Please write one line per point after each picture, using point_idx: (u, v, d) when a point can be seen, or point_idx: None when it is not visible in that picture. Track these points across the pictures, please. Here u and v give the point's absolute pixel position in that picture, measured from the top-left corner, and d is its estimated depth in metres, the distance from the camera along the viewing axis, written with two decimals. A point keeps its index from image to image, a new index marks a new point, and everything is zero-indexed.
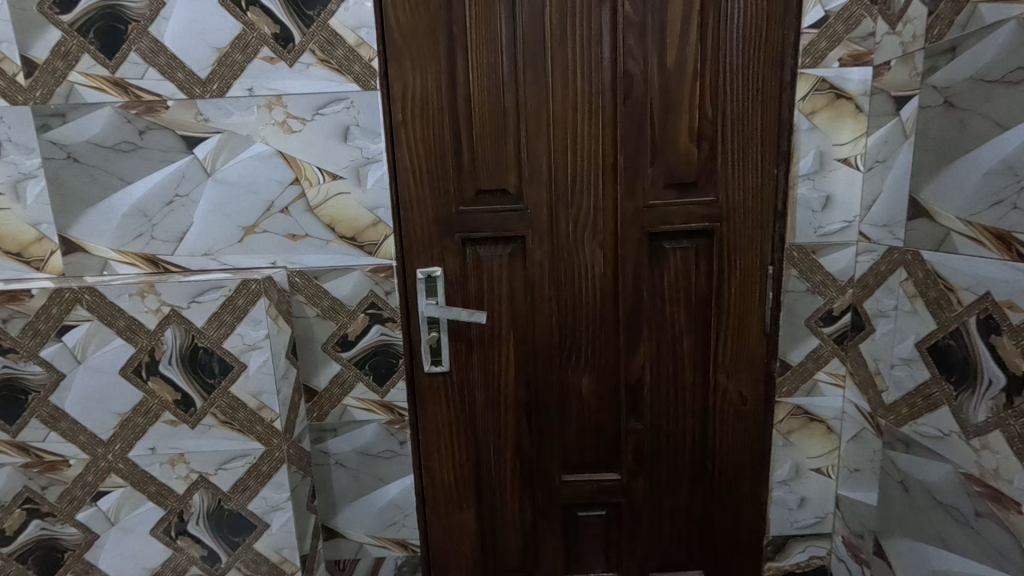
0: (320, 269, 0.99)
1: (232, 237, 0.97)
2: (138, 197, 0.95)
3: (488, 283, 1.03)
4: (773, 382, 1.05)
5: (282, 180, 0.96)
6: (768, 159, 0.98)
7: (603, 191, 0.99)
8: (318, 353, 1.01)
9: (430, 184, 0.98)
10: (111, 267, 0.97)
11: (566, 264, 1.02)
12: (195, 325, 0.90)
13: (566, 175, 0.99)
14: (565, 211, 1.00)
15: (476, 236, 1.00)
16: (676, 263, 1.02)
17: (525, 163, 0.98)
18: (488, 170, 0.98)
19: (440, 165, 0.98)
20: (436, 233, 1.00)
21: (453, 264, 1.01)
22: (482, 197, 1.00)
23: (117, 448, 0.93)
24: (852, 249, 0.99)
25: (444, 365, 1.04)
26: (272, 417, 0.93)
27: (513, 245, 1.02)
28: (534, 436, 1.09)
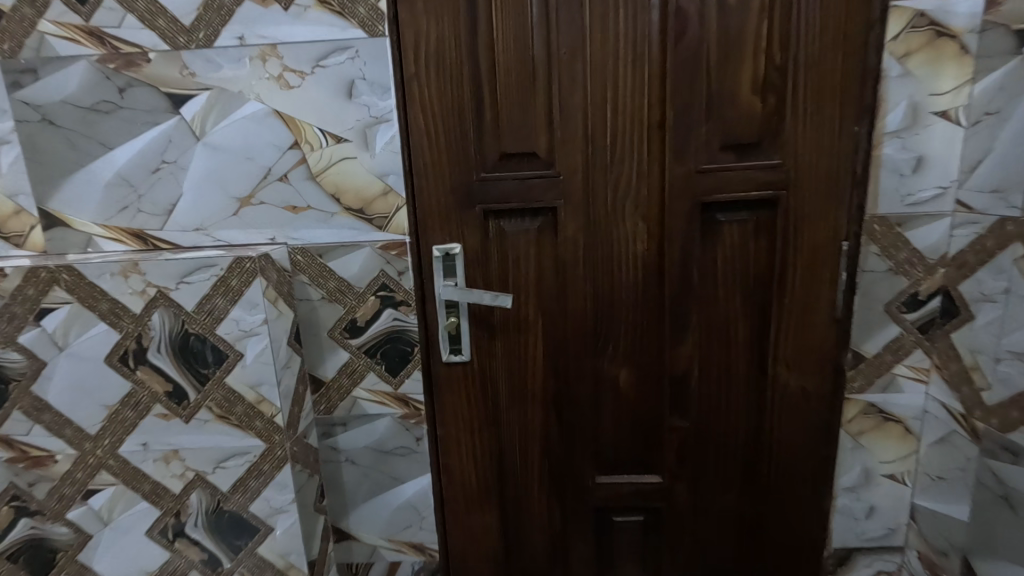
0: (324, 246, 0.87)
1: (227, 210, 0.87)
2: (121, 164, 0.85)
3: (514, 261, 0.90)
4: (840, 376, 0.91)
5: (280, 143, 0.84)
6: (848, 113, 0.82)
7: (648, 155, 0.85)
8: (324, 339, 0.91)
9: (447, 147, 0.85)
10: (96, 243, 0.87)
11: (603, 240, 0.89)
12: (185, 308, 0.80)
13: (605, 136, 0.85)
14: (603, 178, 0.86)
15: (500, 207, 0.87)
16: (733, 238, 0.87)
17: (557, 123, 0.84)
18: (514, 131, 0.85)
19: (458, 126, 0.85)
20: (454, 205, 0.87)
21: (474, 240, 0.89)
22: (506, 163, 0.86)
23: (106, 443, 0.85)
24: (947, 221, 0.83)
25: (464, 354, 0.92)
26: (273, 412, 0.84)
27: (542, 218, 0.88)
28: (564, 433, 0.97)
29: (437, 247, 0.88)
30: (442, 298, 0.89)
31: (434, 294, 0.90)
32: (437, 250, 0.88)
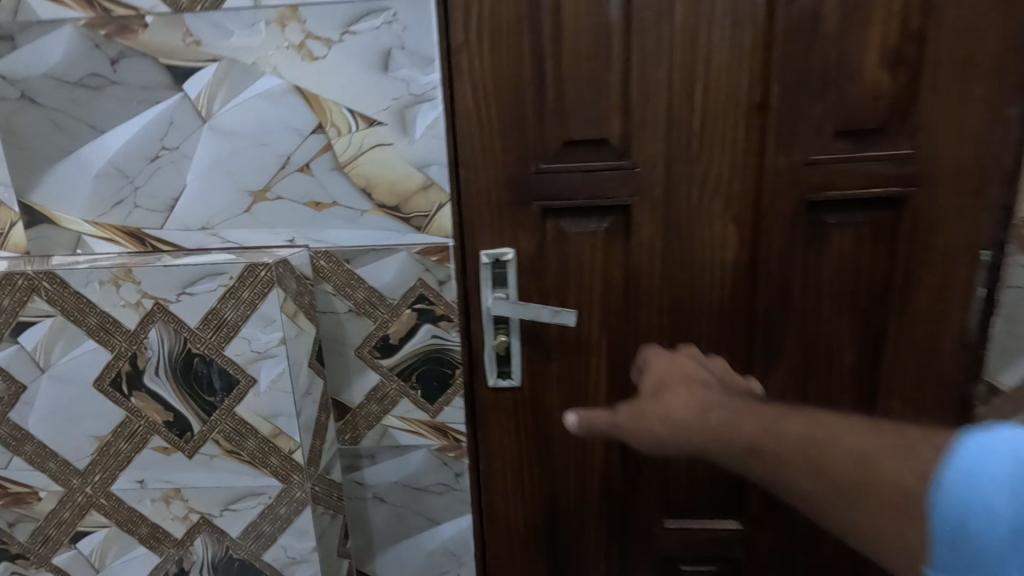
0: (352, 249, 0.74)
1: (238, 206, 0.73)
2: (114, 151, 0.71)
3: (575, 270, 0.75)
4: (968, 413, 0.76)
5: (300, 127, 0.71)
6: (999, 92, 0.66)
7: (745, 143, 0.70)
8: (351, 359, 0.77)
9: (499, 133, 0.71)
10: (86, 244, 0.74)
11: (684, 247, 0.74)
12: (187, 324, 0.66)
13: (693, 119, 0.69)
14: (687, 172, 0.71)
15: (562, 205, 0.73)
16: (845, 245, 0.72)
17: (635, 104, 0.69)
18: (582, 113, 0.70)
19: (514, 108, 0.70)
20: (506, 202, 0.73)
21: (529, 244, 0.74)
22: (571, 152, 0.72)
23: (97, 480, 0.72)
24: None
25: (514, 378, 0.78)
26: (291, 447, 0.70)
27: (612, 219, 0.74)
28: (628, 471, 0.83)
29: (484, 252, 0.74)
30: (490, 313, 0.75)
31: (480, 307, 0.76)
32: (485, 256, 0.74)
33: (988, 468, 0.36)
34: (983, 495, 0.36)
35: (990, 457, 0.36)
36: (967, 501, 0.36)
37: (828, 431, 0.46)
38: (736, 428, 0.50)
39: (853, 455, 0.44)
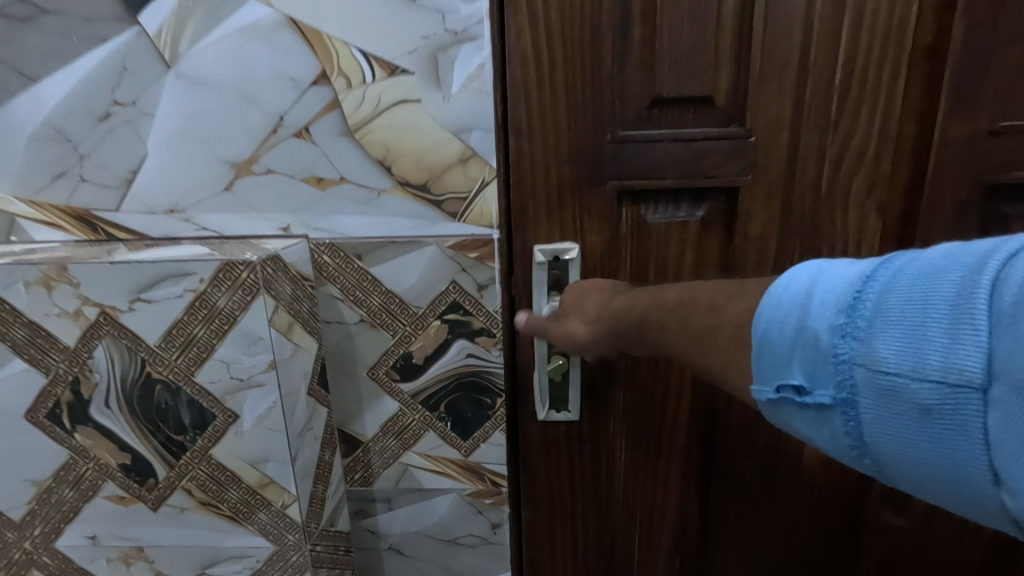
0: (366, 242, 0.56)
1: (215, 182, 0.56)
2: (50, 106, 0.53)
3: (660, 271, 0.58)
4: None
5: (296, 76, 0.52)
6: None
7: (903, 107, 0.53)
8: (362, 382, 0.60)
9: (566, 88, 0.53)
10: (19, 230, 0.57)
11: (809, 244, 0.57)
12: (145, 341, 0.49)
13: (835, 72, 0.52)
14: (821, 144, 0.54)
15: (648, 185, 0.55)
16: None
17: (756, 50, 0.51)
18: (681, 61, 0.52)
19: (587, 53, 0.52)
20: (572, 181, 0.55)
21: (599, 236, 0.57)
22: (661, 115, 0.54)
23: (37, 534, 0.56)
24: None
25: (571, 410, 0.61)
26: (285, 500, 0.54)
27: (710, 204, 0.57)
28: (710, 525, 0.66)
29: (540, 249, 0.57)
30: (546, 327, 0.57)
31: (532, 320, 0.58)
32: (541, 254, 0.57)
33: (791, 289, 0.35)
34: (771, 318, 0.35)
35: (786, 285, 0.35)
36: (767, 324, 0.35)
37: (707, 300, 0.41)
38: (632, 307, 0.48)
39: (736, 320, 0.38)
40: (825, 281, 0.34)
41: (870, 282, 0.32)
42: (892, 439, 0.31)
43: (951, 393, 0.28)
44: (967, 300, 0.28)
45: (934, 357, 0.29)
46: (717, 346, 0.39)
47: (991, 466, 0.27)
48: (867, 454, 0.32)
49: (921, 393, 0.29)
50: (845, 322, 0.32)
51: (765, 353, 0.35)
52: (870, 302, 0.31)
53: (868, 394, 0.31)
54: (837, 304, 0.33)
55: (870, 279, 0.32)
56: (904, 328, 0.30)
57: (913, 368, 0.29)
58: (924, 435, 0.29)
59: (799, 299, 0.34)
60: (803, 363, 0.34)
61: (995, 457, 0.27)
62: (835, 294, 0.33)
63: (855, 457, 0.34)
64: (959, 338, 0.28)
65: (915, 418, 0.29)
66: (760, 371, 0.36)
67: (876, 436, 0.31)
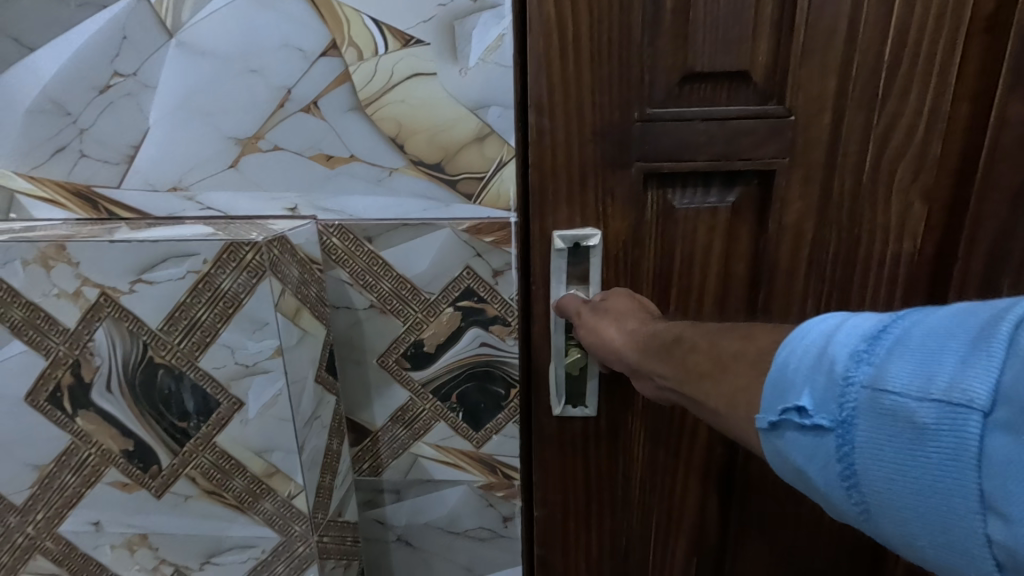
0: (377, 224, 0.54)
1: (220, 159, 0.53)
2: (49, 77, 0.51)
3: (686, 261, 0.55)
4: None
5: (305, 46, 0.49)
6: None
7: (956, 86, 0.49)
8: (371, 370, 0.58)
9: (591, 62, 0.49)
10: (19, 207, 0.55)
11: (848, 234, 0.54)
12: (147, 324, 0.47)
13: (882, 48, 0.49)
14: (865, 126, 0.51)
15: (679, 167, 0.52)
16: None
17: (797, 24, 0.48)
18: (719, 35, 0.49)
19: (615, 24, 0.49)
20: (595, 162, 0.52)
21: (623, 223, 0.54)
22: (692, 92, 0.50)
23: (40, 519, 0.55)
24: None
25: (588, 407, 0.58)
26: (291, 490, 0.52)
27: (741, 190, 0.53)
28: (729, 525, 0.64)
29: (559, 235, 0.53)
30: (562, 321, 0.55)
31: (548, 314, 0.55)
32: (560, 240, 0.53)
33: (814, 322, 0.33)
34: (790, 347, 0.33)
35: (813, 321, 0.34)
36: (788, 351, 0.33)
37: (746, 329, 0.39)
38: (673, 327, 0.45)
39: (758, 348, 0.36)
40: (852, 318, 0.32)
41: (898, 318, 0.30)
42: (882, 464, 0.28)
43: (955, 416, 0.26)
44: (993, 330, 0.26)
45: (941, 381, 0.27)
46: (732, 373, 0.37)
47: (982, 495, 0.25)
48: (856, 488, 0.30)
49: (922, 413, 0.27)
50: (862, 349, 0.30)
51: (778, 380, 0.33)
52: (893, 333, 0.30)
53: (870, 423, 0.29)
54: (860, 334, 0.31)
55: (898, 319, 0.30)
56: (919, 357, 0.28)
57: (921, 393, 0.27)
58: (917, 463, 0.27)
59: (822, 331, 0.32)
60: (807, 388, 0.31)
61: (991, 493, 0.25)
62: (859, 328, 0.31)
63: (841, 495, 0.31)
64: (972, 364, 0.26)
65: (912, 445, 0.27)
66: (766, 396, 0.33)
67: (867, 463, 0.29)
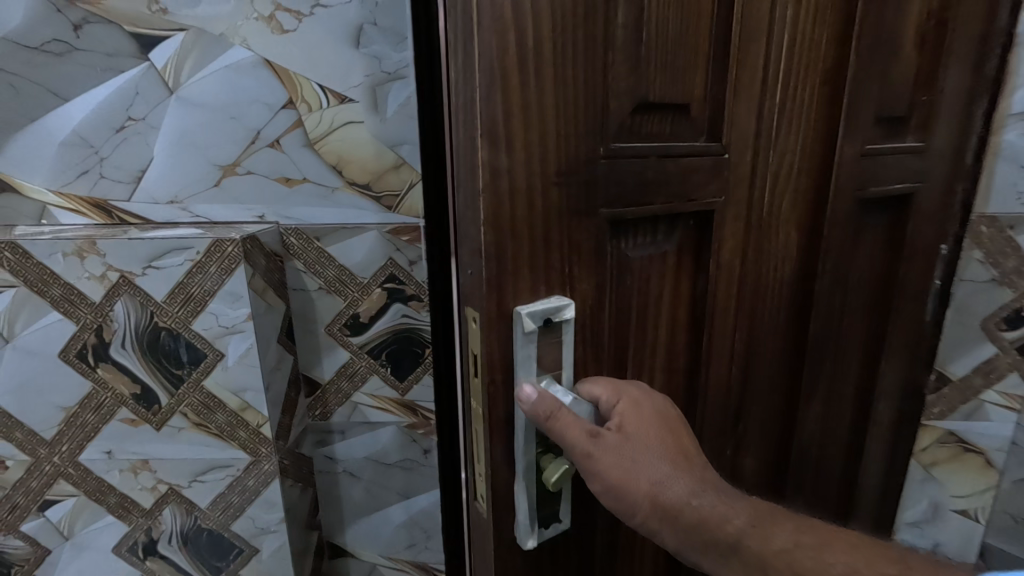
0: (323, 227, 0.74)
1: (206, 179, 0.73)
2: (78, 120, 0.69)
3: (634, 325, 0.45)
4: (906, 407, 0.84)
5: (270, 101, 0.70)
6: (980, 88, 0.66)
7: (817, 126, 0.53)
8: (321, 336, 0.78)
9: (556, 72, 0.33)
10: (50, 215, 0.73)
11: (754, 268, 0.53)
12: (153, 298, 0.66)
13: (781, 98, 0.48)
14: (766, 161, 0.50)
15: (638, 211, 0.41)
16: (868, 251, 0.64)
17: (737, 56, 0.44)
18: (671, 63, 0.40)
19: (579, 20, 0.34)
20: (561, 211, 0.36)
21: (589, 285, 0.40)
22: (645, 125, 0.40)
23: (64, 450, 0.72)
24: (983, 351, 0.76)
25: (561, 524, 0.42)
26: (259, 421, 0.71)
27: (681, 234, 0.47)
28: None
29: (527, 313, 0.36)
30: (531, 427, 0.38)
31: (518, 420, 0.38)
32: (529, 319, 0.36)
33: None
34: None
35: None
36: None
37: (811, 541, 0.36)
38: (723, 521, 0.38)
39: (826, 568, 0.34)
40: None
41: None
42: None
43: None
44: None
45: None
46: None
47: None
48: None
49: None
50: None
51: None
52: None
53: None
54: None
55: None
56: None
57: None
58: None
59: None
60: None
61: None
62: None
63: None
64: None
65: None
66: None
67: None
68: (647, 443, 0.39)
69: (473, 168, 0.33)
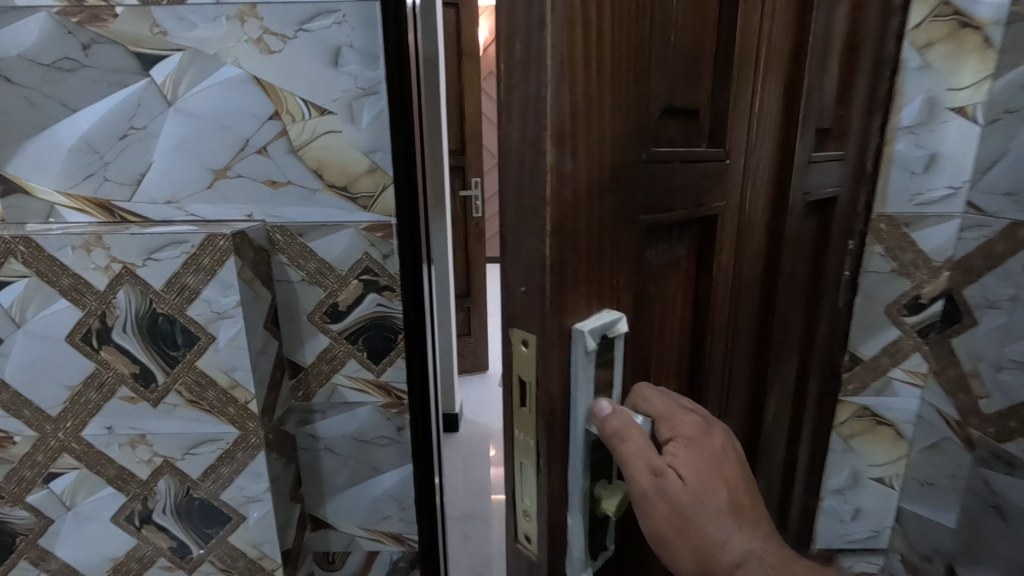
0: (306, 225, 0.83)
1: (201, 182, 0.81)
2: (86, 129, 0.78)
3: (653, 319, 0.53)
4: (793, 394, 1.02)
5: (259, 113, 0.79)
6: (875, 105, 0.77)
7: (776, 141, 0.61)
8: (303, 323, 0.87)
9: (610, 102, 0.40)
10: (57, 214, 0.81)
11: (743, 269, 0.63)
12: (152, 286, 0.74)
13: (759, 125, 0.59)
14: (749, 177, 0.60)
15: (663, 219, 0.49)
16: (806, 248, 0.74)
17: (729, 94, 0.53)
18: (680, 97, 0.49)
19: (626, 64, 0.41)
20: (609, 219, 0.42)
21: (625, 293, 0.47)
22: (666, 146, 0.48)
23: (68, 426, 0.80)
24: (886, 333, 0.88)
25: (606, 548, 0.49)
26: (247, 398, 0.80)
27: (689, 239, 0.55)
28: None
29: (588, 330, 0.42)
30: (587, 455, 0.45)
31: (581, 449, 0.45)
32: (592, 339, 0.42)
33: None
34: None
35: None
36: None
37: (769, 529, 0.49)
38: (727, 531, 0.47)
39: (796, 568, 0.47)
40: None
41: None
42: None
43: None
44: None
45: None
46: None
47: None
48: None
49: None
50: None
51: None
52: None
53: None
54: None
55: None
56: None
57: None
58: None
59: None
60: None
61: None
62: None
63: None
64: None
65: None
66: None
67: None
68: (681, 458, 0.47)
69: (540, 180, 0.38)
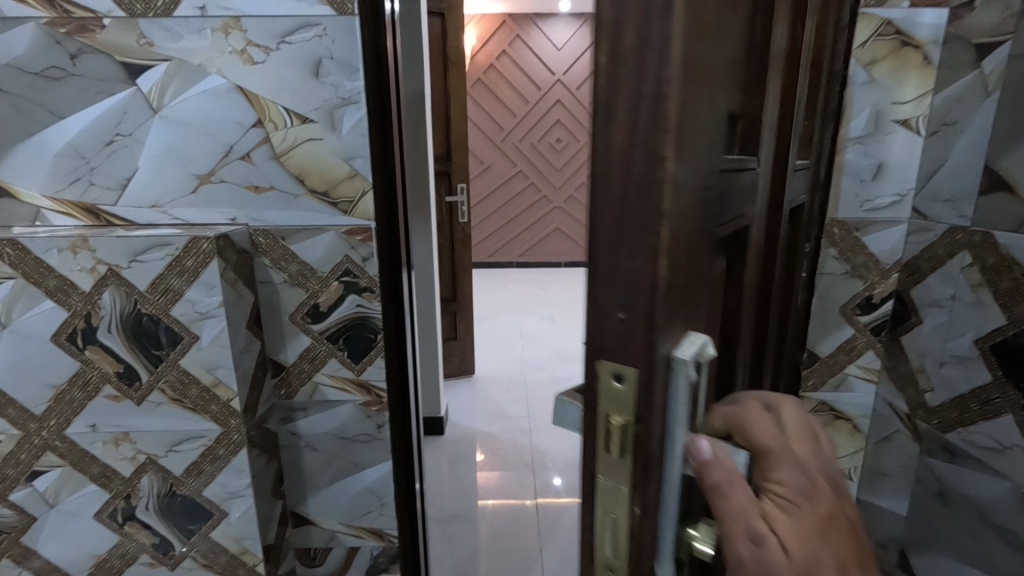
0: (288, 228, 0.86)
1: (185, 187, 0.84)
2: (73, 135, 0.80)
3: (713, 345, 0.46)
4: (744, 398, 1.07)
5: (242, 120, 0.82)
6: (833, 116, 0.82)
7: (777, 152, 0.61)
8: (285, 323, 0.90)
9: (712, 98, 0.34)
10: (44, 217, 0.83)
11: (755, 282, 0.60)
12: (137, 288, 0.77)
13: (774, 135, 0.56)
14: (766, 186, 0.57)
15: (729, 232, 0.43)
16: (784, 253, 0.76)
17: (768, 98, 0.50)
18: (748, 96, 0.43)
19: (725, 53, 0.35)
20: (705, 232, 0.36)
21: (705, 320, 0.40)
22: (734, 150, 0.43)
23: (53, 424, 0.82)
24: (842, 332, 0.91)
25: None
26: (229, 396, 0.82)
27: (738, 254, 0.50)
28: None
29: (689, 357, 0.34)
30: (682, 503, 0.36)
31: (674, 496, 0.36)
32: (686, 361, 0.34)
33: None
34: None
35: None
36: None
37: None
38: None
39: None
40: None
41: None
42: None
43: None
44: None
45: None
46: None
47: None
48: None
49: None
50: None
51: None
52: None
53: None
54: None
55: None
56: None
57: None
58: None
59: None
60: None
61: None
62: None
63: None
64: None
65: None
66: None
67: None
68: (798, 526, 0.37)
69: (653, 186, 0.31)
